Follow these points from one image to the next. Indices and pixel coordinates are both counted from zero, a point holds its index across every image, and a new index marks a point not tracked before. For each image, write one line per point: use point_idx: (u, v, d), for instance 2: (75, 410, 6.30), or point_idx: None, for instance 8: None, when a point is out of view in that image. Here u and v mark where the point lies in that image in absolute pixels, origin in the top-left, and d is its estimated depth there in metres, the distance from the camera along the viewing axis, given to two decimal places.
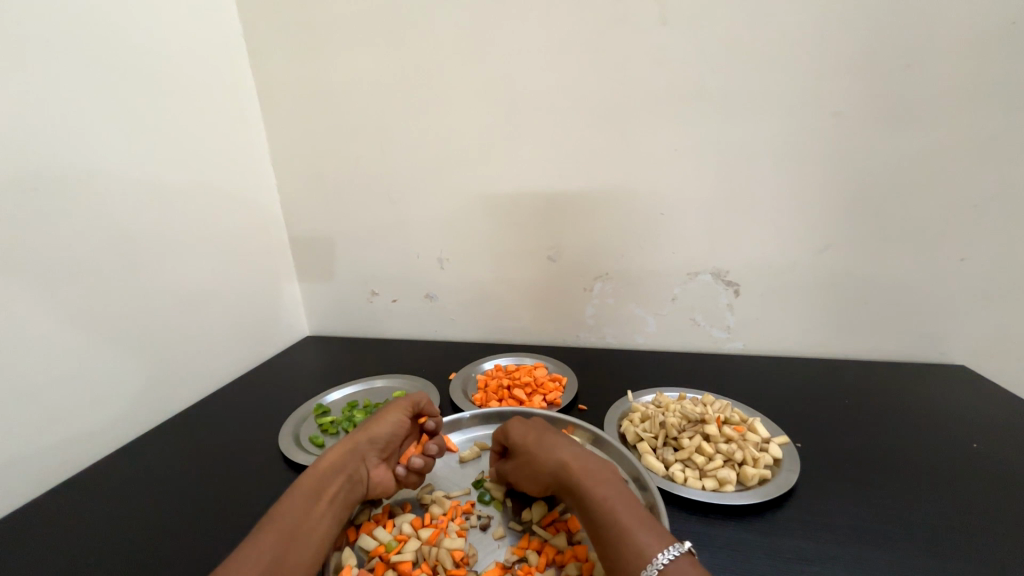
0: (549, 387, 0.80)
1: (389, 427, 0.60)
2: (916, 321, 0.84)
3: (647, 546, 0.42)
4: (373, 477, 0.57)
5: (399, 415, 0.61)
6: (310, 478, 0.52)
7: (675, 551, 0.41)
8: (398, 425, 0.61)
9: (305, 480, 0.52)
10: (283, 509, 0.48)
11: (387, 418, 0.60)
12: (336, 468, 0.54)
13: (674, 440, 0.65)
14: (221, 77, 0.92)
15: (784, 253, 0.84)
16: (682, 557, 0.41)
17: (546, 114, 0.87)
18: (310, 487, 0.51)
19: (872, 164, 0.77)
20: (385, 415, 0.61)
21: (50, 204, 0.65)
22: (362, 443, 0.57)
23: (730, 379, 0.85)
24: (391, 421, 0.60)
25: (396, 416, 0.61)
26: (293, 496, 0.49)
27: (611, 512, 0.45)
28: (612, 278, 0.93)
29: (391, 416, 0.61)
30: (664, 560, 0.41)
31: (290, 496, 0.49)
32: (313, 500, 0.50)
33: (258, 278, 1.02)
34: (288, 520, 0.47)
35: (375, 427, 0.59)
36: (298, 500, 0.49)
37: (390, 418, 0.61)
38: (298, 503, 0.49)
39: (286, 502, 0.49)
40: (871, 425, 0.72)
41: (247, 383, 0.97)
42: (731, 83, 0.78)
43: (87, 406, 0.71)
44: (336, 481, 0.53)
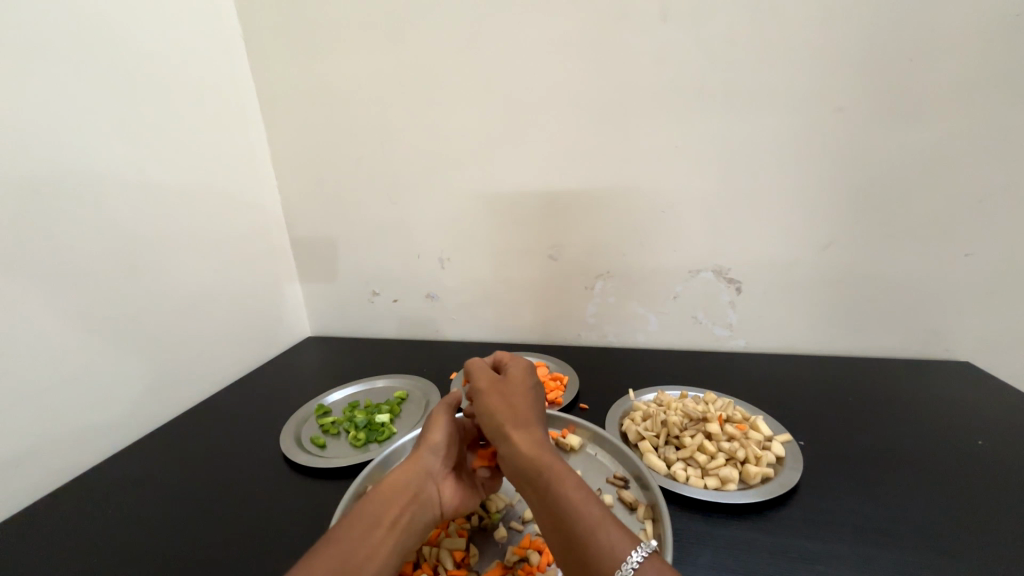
0: (550, 387, 0.79)
1: (441, 430, 0.56)
2: (920, 317, 0.83)
3: (613, 551, 0.40)
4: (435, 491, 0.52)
5: (448, 414, 0.59)
6: (358, 505, 0.47)
7: (639, 556, 0.39)
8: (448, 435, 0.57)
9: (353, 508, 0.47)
10: (329, 543, 0.43)
11: (432, 433, 0.56)
12: (387, 493, 0.49)
13: (676, 439, 0.64)
14: (221, 80, 0.92)
15: (786, 251, 0.84)
16: (647, 562, 0.39)
17: (547, 113, 0.87)
18: (359, 513, 0.46)
19: (875, 160, 0.77)
20: (433, 423, 0.57)
21: (50, 207, 0.65)
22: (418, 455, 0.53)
23: (732, 377, 0.85)
24: (440, 421, 0.57)
25: (443, 412, 0.59)
26: (339, 527, 0.45)
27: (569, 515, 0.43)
28: (613, 276, 0.93)
29: (439, 420, 0.58)
30: (631, 566, 0.39)
31: (334, 529, 0.44)
32: (365, 526, 0.45)
33: (259, 280, 1.02)
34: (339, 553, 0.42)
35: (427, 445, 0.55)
36: (346, 531, 0.44)
37: (435, 432, 0.56)
38: (348, 533, 0.44)
39: (333, 536, 0.44)
40: (875, 423, 0.71)
41: (249, 384, 0.97)
42: (731, 80, 0.78)
43: (88, 408, 0.71)
44: (400, 499, 0.48)
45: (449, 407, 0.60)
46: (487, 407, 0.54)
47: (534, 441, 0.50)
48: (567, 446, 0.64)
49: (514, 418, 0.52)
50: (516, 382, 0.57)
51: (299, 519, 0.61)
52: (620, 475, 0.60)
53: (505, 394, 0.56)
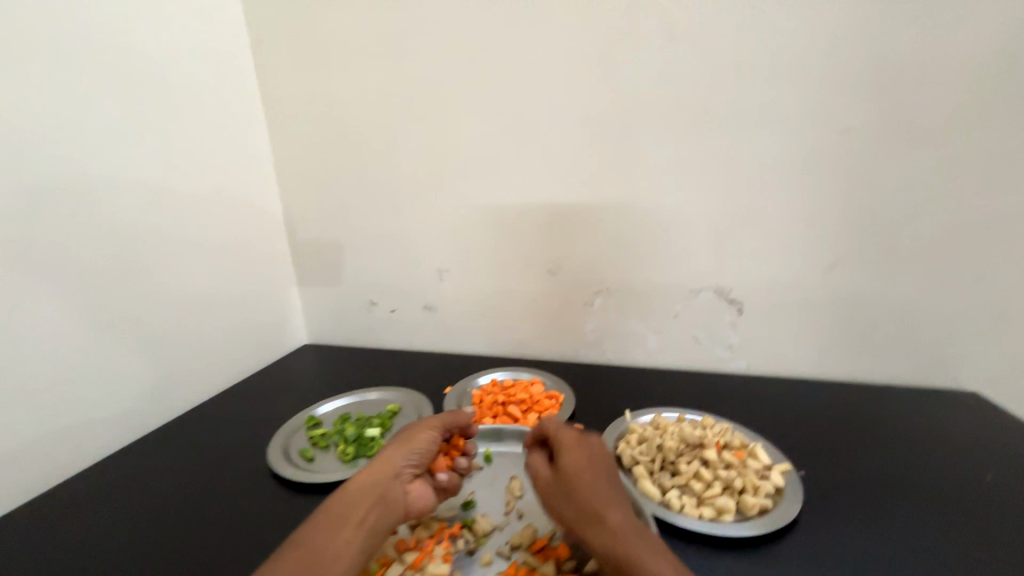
0: (545, 405, 0.78)
1: (421, 444, 0.57)
2: (925, 344, 0.81)
3: None
4: (398, 499, 0.54)
5: (433, 428, 0.60)
6: (320, 515, 0.49)
7: None
8: (421, 443, 0.58)
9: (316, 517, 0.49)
10: (284, 557, 0.45)
11: (403, 442, 0.57)
12: (349, 502, 0.50)
13: (671, 464, 0.63)
14: (226, 88, 0.93)
15: (789, 273, 0.83)
16: None
17: (550, 127, 0.87)
18: (316, 526, 0.48)
19: (880, 183, 0.76)
20: (417, 430, 0.59)
21: (45, 209, 0.65)
22: (394, 462, 0.55)
23: (732, 400, 0.83)
24: (424, 437, 0.58)
25: (430, 428, 0.59)
26: (297, 538, 0.47)
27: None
28: (614, 292, 0.92)
29: (424, 431, 0.59)
30: None
31: (292, 542, 0.47)
32: (320, 540, 0.47)
33: (258, 286, 1.02)
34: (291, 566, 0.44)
35: (395, 454, 0.56)
36: (301, 545, 0.46)
37: (406, 441, 0.57)
38: (302, 547, 0.46)
39: (288, 548, 0.46)
40: (879, 454, 0.69)
41: (241, 391, 0.96)
42: (735, 100, 0.77)
43: (79, 413, 0.71)
44: (367, 502, 0.51)
45: (438, 424, 0.60)
46: (574, 465, 0.52)
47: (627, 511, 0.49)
48: None
49: (599, 482, 0.51)
50: (595, 445, 0.56)
51: (285, 536, 0.60)
52: None
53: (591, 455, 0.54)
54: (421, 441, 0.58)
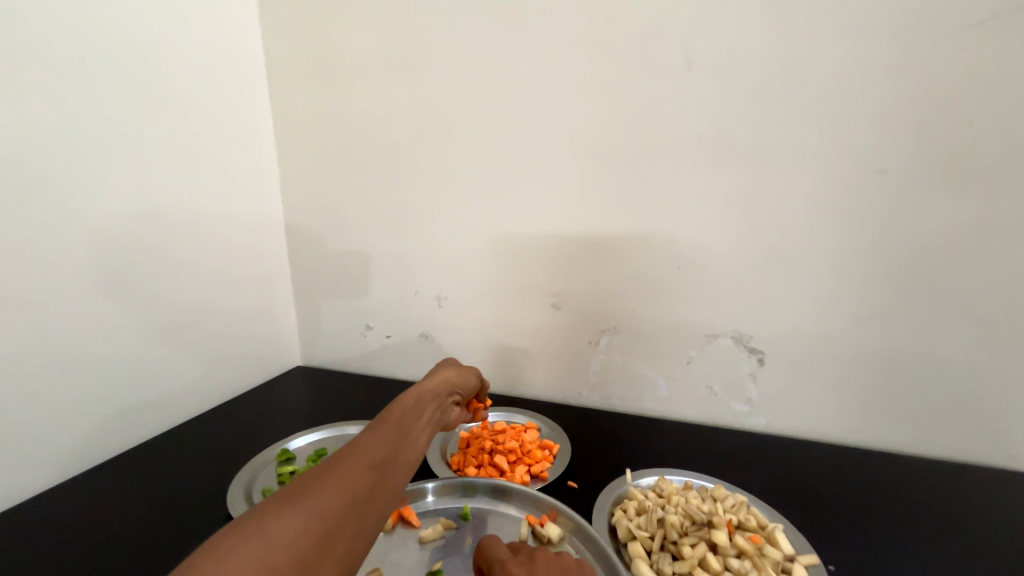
0: (536, 457, 0.69)
1: (466, 379, 0.60)
2: (978, 414, 0.71)
3: None
4: (446, 415, 0.52)
5: (475, 373, 0.63)
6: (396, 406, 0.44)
7: None
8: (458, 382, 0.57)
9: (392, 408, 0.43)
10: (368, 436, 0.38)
11: (447, 373, 0.56)
12: (419, 402, 0.47)
13: (673, 544, 0.54)
14: (239, 104, 0.93)
15: (818, 324, 0.74)
16: None
17: (561, 155, 0.83)
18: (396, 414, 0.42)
19: (925, 230, 0.68)
20: (463, 370, 0.61)
21: (40, 217, 0.62)
22: (450, 379, 0.56)
23: (750, 463, 0.74)
24: (469, 376, 0.61)
25: (474, 373, 0.63)
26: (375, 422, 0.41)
27: None
28: (621, 332, 0.85)
29: (467, 372, 0.61)
30: None
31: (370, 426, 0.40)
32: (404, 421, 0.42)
33: (254, 303, 0.99)
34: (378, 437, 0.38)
35: (442, 379, 0.54)
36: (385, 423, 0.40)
37: (449, 374, 0.57)
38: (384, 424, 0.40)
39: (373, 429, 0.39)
40: (926, 545, 0.59)
41: (225, 412, 0.92)
42: (761, 134, 0.72)
43: (52, 433, 0.67)
44: (435, 402, 0.49)
45: (478, 372, 0.64)
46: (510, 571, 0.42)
47: None
48: (544, 537, 0.55)
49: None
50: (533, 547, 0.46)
51: None
52: None
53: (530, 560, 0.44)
54: (460, 381, 0.58)
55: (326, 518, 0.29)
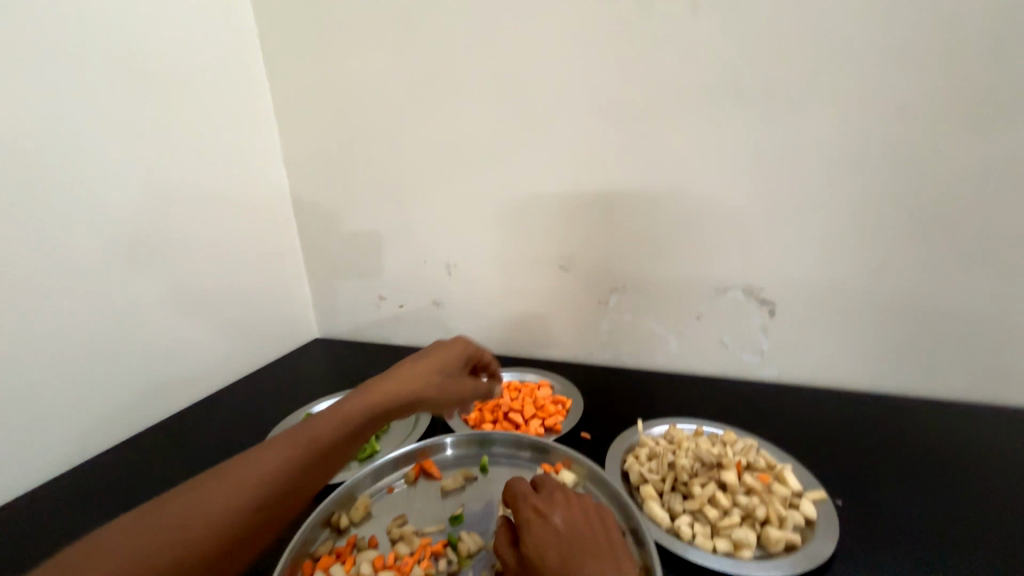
0: (550, 412, 0.72)
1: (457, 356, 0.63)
2: (996, 356, 0.70)
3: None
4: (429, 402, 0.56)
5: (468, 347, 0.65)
6: (356, 402, 0.50)
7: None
8: (453, 358, 0.61)
9: (352, 402, 0.50)
10: (311, 437, 0.46)
11: (439, 355, 0.60)
12: (389, 392, 0.52)
13: (684, 486, 0.56)
14: (235, 78, 0.92)
15: (830, 271, 0.74)
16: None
17: (563, 112, 0.81)
18: (356, 414, 0.49)
19: (944, 168, 0.65)
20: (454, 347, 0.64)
21: (51, 196, 0.65)
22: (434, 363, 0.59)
23: (760, 412, 0.75)
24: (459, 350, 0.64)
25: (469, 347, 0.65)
26: (329, 415, 0.48)
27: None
28: (630, 291, 0.85)
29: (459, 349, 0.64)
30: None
31: (324, 418, 0.48)
32: (355, 420, 0.49)
33: (269, 278, 1.02)
34: (311, 438, 0.46)
35: (434, 362, 0.59)
36: (336, 421, 0.48)
37: (442, 355, 0.60)
38: (337, 424, 0.47)
39: (326, 426, 0.47)
40: (934, 480, 0.60)
41: (250, 384, 0.96)
42: (770, 76, 0.69)
43: (90, 402, 0.72)
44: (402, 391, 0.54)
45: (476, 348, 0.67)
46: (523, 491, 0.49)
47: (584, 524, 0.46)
48: (558, 483, 0.57)
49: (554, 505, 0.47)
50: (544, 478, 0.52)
51: None
52: None
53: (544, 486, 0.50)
54: (453, 358, 0.61)
55: (163, 542, 0.36)
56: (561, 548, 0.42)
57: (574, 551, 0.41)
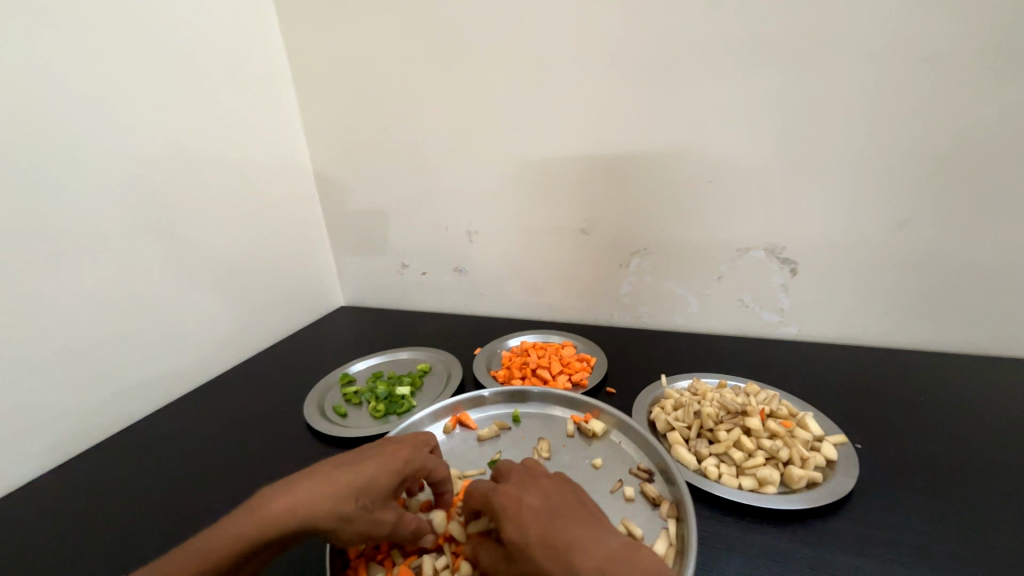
0: (575, 368, 0.76)
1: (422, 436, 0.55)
2: (1017, 311, 0.71)
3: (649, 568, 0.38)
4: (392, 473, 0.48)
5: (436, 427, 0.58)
6: (283, 502, 0.42)
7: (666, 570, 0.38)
8: (403, 473, 0.49)
9: (277, 502, 0.42)
10: (217, 540, 0.40)
11: (389, 462, 0.48)
12: (317, 500, 0.42)
13: (709, 432, 0.59)
14: (251, 45, 0.91)
15: (853, 229, 0.74)
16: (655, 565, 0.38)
17: (584, 72, 0.80)
18: (272, 526, 0.40)
19: (977, 122, 0.64)
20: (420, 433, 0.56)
21: (92, 171, 0.67)
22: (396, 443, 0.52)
23: (778, 368, 0.77)
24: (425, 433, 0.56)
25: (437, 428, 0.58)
26: (244, 517, 0.41)
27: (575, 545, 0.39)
28: (651, 253, 0.86)
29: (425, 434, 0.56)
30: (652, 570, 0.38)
31: (237, 522, 0.41)
32: (265, 535, 0.40)
33: (294, 248, 1.04)
34: (220, 542, 0.39)
35: (382, 469, 0.47)
36: (243, 529, 0.40)
37: (393, 461, 0.49)
38: (248, 531, 0.40)
39: (234, 533, 0.40)
40: (949, 429, 0.62)
41: (282, 350, 1.00)
42: (800, 28, 0.67)
43: (139, 366, 0.76)
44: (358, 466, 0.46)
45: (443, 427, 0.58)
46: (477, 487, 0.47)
47: (553, 494, 0.45)
48: (589, 431, 0.62)
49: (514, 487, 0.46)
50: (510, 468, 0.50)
51: None
52: (644, 467, 0.57)
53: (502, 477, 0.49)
54: (407, 468, 0.49)
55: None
56: (539, 525, 0.41)
57: (555, 521, 0.41)
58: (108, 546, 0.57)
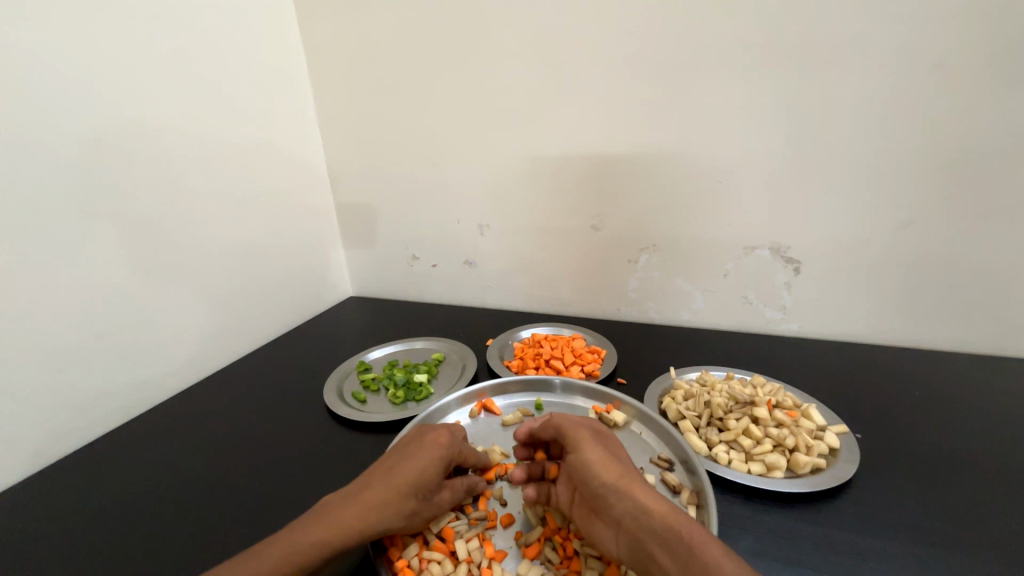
0: (587, 359, 0.79)
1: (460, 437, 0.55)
2: (1011, 310, 0.74)
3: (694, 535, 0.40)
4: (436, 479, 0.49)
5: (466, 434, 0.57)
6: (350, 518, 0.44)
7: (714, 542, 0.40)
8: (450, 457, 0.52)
9: (346, 517, 0.44)
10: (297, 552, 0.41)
11: (432, 450, 0.50)
12: (381, 503, 0.46)
13: (719, 420, 0.63)
14: (265, 34, 0.92)
15: (857, 230, 0.77)
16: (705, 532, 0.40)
17: (597, 70, 0.81)
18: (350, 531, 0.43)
19: (978, 128, 0.67)
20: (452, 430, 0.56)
21: (117, 154, 0.69)
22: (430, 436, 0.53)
23: (780, 363, 0.80)
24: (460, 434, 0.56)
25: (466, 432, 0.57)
26: (316, 531, 0.43)
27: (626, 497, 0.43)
28: (660, 250, 0.88)
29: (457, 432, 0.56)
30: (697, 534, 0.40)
31: (311, 534, 0.42)
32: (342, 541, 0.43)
33: (305, 238, 1.05)
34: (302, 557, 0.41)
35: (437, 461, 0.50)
36: (322, 544, 0.42)
37: (436, 447, 0.51)
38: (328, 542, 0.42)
39: (319, 544, 0.42)
40: (942, 420, 0.66)
41: (294, 338, 1.01)
42: (811, 34, 0.69)
43: (156, 350, 0.78)
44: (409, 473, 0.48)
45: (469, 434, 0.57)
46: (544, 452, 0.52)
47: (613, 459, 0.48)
48: (611, 421, 0.65)
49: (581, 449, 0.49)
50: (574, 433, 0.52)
51: (342, 466, 0.65)
52: (664, 456, 0.60)
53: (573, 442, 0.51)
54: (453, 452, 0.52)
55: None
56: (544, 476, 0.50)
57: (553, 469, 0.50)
58: (138, 522, 0.58)
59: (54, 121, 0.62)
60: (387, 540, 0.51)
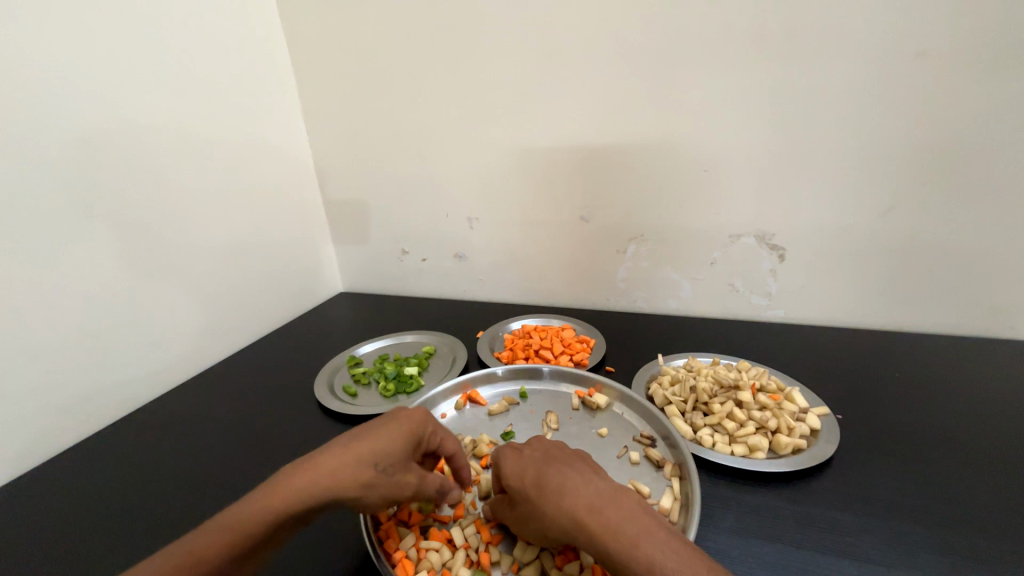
0: (576, 348, 0.80)
1: (414, 418, 0.48)
2: (986, 292, 0.76)
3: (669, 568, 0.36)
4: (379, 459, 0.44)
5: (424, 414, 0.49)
6: (288, 490, 0.41)
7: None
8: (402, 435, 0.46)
9: (285, 490, 0.41)
10: (244, 515, 0.39)
11: (403, 426, 0.47)
12: (336, 468, 0.42)
13: (704, 405, 0.64)
14: (249, 27, 0.90)
15: (840, 216, 0.78)
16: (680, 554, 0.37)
17: (584, 61, 0.81)
18: (299, 497, 0.40)
19: (956, 114, 0.68)
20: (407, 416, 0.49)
21: (104, 155, 0.68)
22: (381, 423, 0.47)
23: (766, 348, 0.82)
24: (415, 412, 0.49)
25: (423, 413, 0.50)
26: (269, 492, 0.40)
27: (609, 527, 0.38)
28: (647, 239, 0.89)
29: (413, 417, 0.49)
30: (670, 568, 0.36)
31: (258, 497, 0.40)
32: (290, 505, 0.40)
33: (293, 234, 1.05)
34: (245, 521, 0.39)
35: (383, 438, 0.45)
36: (266, 506, 0.40)
37: (407, 424, 0.47)
38: (276, 505, 0.40)
39: (240, 523, 0.39)
40: (922, 401, 0.67)
41: (284, 335, 1.01)
42: (795, 21, 0.70)
43: (145, 350, 0.77)
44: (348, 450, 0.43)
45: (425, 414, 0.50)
46: (518, 466, 0.45)
47: (594, 487, 0.42)
48: (594, 404, 0.66)
49: (559, 470, 0.44)
50: (550, 451, 0.47)
51: None
52: (647, 434, 0.61)
53: (551, 457, 0.46)
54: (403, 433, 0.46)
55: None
56: (528, 477, 0.44)
57: (542, 475, 0.43)
58: (133, 519, 0.59)
59: (37, 121, 0.61)
60: (384, 532, 0.51)
